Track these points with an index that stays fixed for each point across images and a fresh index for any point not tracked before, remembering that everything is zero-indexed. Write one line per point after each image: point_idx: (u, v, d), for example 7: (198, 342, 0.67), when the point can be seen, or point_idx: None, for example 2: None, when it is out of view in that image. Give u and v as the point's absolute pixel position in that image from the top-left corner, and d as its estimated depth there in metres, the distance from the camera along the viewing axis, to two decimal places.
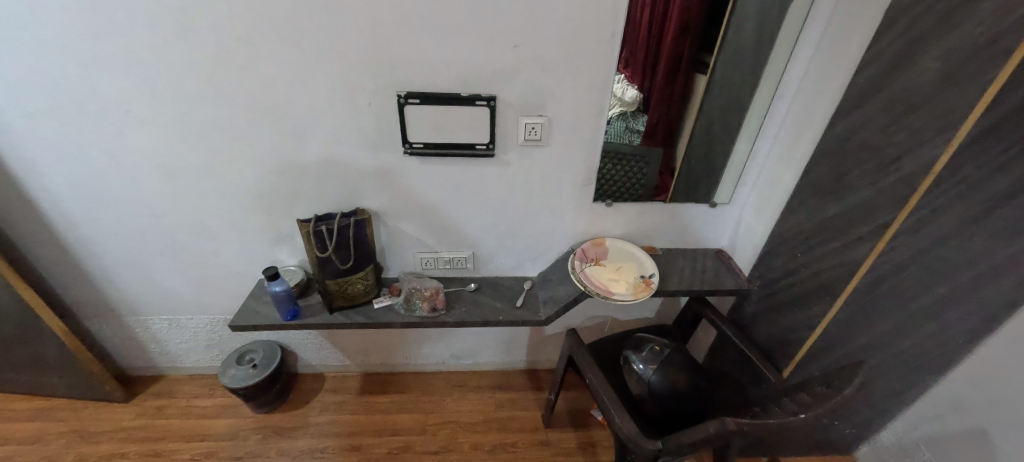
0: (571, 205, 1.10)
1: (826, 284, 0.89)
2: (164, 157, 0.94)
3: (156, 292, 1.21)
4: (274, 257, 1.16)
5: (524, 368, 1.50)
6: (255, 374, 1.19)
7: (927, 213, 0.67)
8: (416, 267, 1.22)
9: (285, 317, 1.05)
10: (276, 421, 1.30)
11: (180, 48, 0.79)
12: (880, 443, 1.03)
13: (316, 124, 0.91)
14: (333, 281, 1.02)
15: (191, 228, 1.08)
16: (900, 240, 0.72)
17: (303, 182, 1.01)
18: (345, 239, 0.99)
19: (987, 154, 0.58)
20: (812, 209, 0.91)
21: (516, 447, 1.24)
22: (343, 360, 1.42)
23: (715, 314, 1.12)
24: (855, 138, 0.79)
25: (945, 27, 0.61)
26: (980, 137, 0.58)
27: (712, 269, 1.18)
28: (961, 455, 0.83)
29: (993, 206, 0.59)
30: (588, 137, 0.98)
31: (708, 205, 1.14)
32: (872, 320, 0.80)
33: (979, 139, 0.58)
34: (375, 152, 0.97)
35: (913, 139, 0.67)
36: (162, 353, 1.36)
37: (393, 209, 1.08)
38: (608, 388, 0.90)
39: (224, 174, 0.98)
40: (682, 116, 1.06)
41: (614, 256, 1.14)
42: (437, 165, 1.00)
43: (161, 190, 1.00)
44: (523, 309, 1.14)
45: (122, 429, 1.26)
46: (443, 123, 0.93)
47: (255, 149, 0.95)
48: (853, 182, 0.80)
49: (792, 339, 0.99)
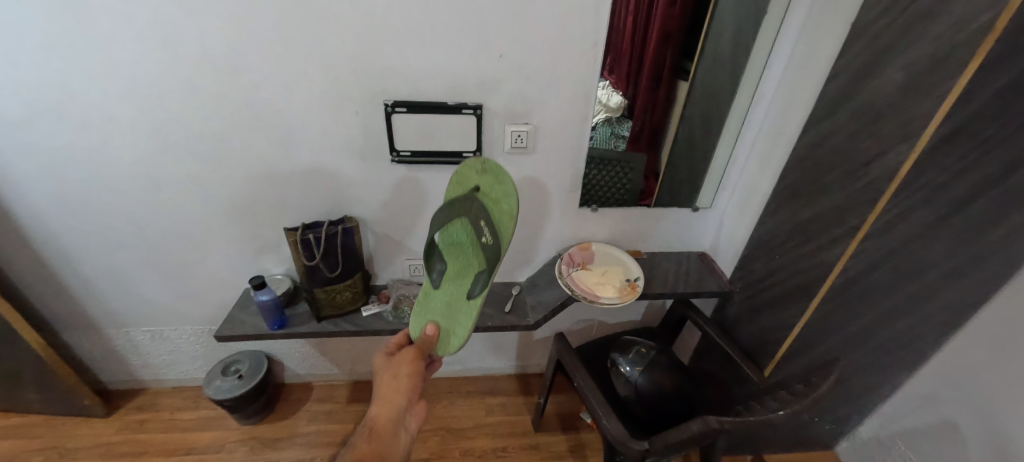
0: (557, 210, 1.12)
1: (803, 285, 0.92)
2: (147, 165, 0.93)
3: (139, 302, 1.18)
4: (261, 266, 1.15)
5: (513, 373, 1.50)
6: (240, 385, 1.17)
7: (894, 216, 0.71)
8: (404, 274, 1.22)
9: (272, 326, 1.04)
10: (263, 432, 1.28)
11: (166, 57, 0.79)
12: (859, 437, 1.06)
13: (303, 131, 0.92)
14: (321, 289, 1.02)
15: (176, 238, 1.07)
16: (870, 242, 0.76)
17: (289, 190, 1.01)
18: (333, 246, 0.98)
19: (948, 160, 0.61)
20: (790, 212, 0.94)
21: (506, 452, 1.24)
22: (331, 369, 1.40)
23: (699, 316, 1.14)
24: (827, 144, 0.83)
25: (908, 39, 0.65)
26: (940, 144, 0.62)
27: (696, 271, 1.21)
28: (934, 447, 0.87)
29: (955, 209, 0.62)
30: (573, 145, 1.00)
31: (691, 209, 1.18)
32: (846, 319, 0.83)
33: (940, 146, 0.61)
34: (363, 160, 0.97)
35: (880, 146, 0.71)
36: (145, 365, 1.33)
37: (381, 216, 1.08)
38: (596, 390, 0.91)
39: (209, 183, 0.98)
40: (666, 121, 1.08)
41: (600, 261, 1.16)
42: (424, 172, 1.01)
43: (145, 199, 0.99)
44: (511, 314, 1.15)
45: (102, 445, 1.23)
46: (430, 131, 0.94)
47: (241, 156, 0.94)
48: (826, 186, 0.84)
49: (772, 339, 1.02)
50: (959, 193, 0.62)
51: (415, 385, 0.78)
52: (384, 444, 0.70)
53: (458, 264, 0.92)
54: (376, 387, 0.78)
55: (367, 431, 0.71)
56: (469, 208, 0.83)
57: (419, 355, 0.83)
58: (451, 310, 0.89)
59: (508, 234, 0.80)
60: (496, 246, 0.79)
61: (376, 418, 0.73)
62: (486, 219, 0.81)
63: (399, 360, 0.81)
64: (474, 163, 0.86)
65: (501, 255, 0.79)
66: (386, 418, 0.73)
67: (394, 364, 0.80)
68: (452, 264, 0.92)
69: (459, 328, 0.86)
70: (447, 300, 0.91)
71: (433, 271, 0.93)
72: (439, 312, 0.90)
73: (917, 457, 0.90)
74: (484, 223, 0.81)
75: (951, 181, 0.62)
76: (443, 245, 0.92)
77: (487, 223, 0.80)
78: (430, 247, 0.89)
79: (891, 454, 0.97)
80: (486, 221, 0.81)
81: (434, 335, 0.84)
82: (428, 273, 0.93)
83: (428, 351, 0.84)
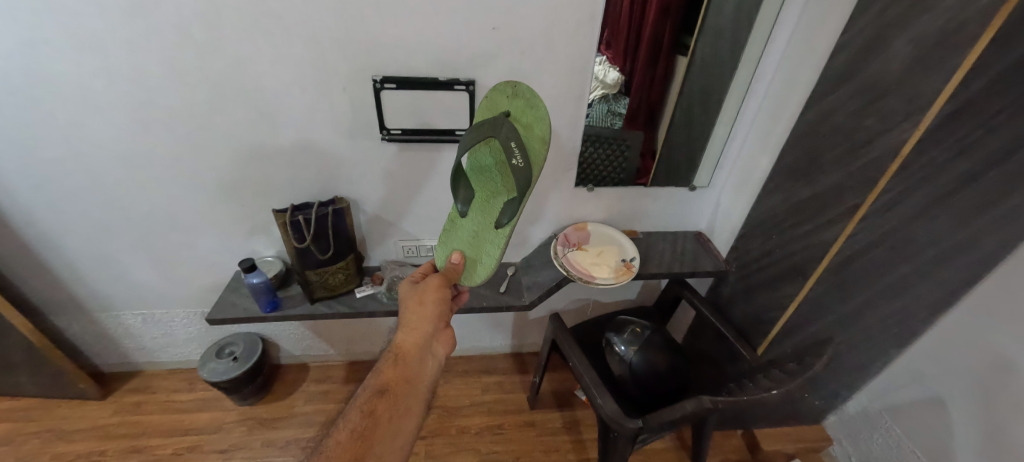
0: (552, 190, 1.10)
1: (800, 266, 0.92)
2: (127, 145, 0.89)
3: (128, 285, 1.16)
4: (251, 248, 1.13)
5: (509, 352, 1.52)
6: (235, 367, 1.17)
7: (894, 196, 0.69)
8: (398, 256, 1.20)
9: (265, 309, 1.03)
10: (260, 412, 1.29)
11: (137, 31, 0.74)
12: (845, 413, 1.08)
13: (289, 107, 0.88)
14: (313, 271, 1.00)
15: (162, 220, 1.04)
16: (868, 222, 0.75)
17: (276, 169, 0.98)
18: (324, 228, 0.96)
19: (951, 139, 0.60)
20: (788, 192, 0.93)
21: (502, 429, 1.27)
22: (326, 349, 1.41)
23: (694, 296, 1.14)
24: (829, 122, 0.81)
25: (917, 10, 0.62)
26: (944, 122, 0.60)
27: (692, 251, 1.20)
28: (918, 422, 0.89)
29: (954, 189, 0.62)
30: (569, 122, 0.97)
31: (688, 188, 1.16)
32: (840, 297, 0.84)
33: (945, 124, 0.60)
34: (352, 139, 0.94)
35: (883, 124, 0.69)
36: (139, 347, 1.32)
37: (372, 197, 1.06)
38: (590, 369, 0.92)
39: (193, 164, 0.94)
40: (664, 100, 1.04)
41: (596, 241, 1.14)
42: (416, 151, 0.98)
43: (127, 180, 0.95)
44: (506, 294, 1.15)
45: (99, 427, 1.23)
46: (422, 108, 0.90)
47: (225, 135, 0.90)
48: (825, 165, 0.82)
49: (766, 319, 1.03)
50: (960, 173, 0.60)
51: (439, 312, 0.78)
52: (409, 369, 0.70)
53: (487, 192, 0.89)
54: (400, 315, 0.77)
55: (392, 356, 0.72)
56: (497, 129, 0.73)
57: (443, 283, 0.82)
58: (479, 239, 0.89)
59: (539, 163, 0.71)
60: (527, 172, 0.70)
61: (402, 344, 0.74)
62: (516, 139, 0.70)
63: (423, 290, 0.80)
64: (504, 84, 0.78)
65: (532, 183, 0.70)
66: (411, 344, 0.73)
67: (418, 292, 0.79)
68: (480, 189, 0.90)
69: (485, 256, 0.86)
70: (475, 228, 0.91)
71: (460, 198, 0.88)
72: (468, 240, 0.91)
73: (902, 431, 0.93)
74: (514, 144, 0.70)
75: (952, 160, 0.61)
76: (472, 170, 0.89)
77: (518, 143, 0.70)
78: (458, 174, 0.84)
79: (876, 428, 0.99)
80: (515, 141, 0.70)
81: (459, 264, 0.87)
82: (456, 201, 0.88)
83: (453, 280, 0.85)
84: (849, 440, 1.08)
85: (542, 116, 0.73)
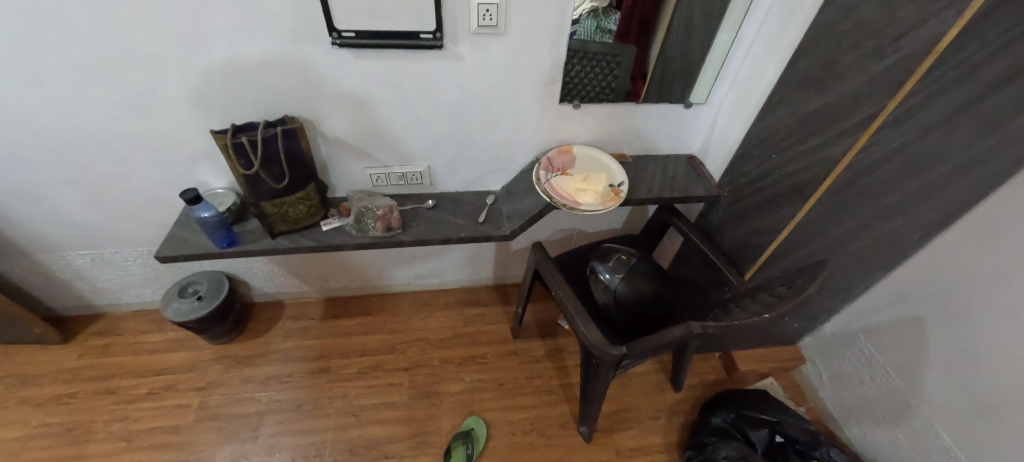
0: (535, 108, 0.99)
1: (798, 186, 0.86)
2: (16, 55, 0.72)
3: (65, 224, 1.05)
4: (196, 178, 1.01)
5: (491, 284, 1.50)
6: (201, 306, 1.11)
7: (918, 102, 0.61)
8: (366, 185, 1.10)
9: (220, 245, 0.94)
10: (236, 350, 1.26)
11: None
12: (823, 333, 1.12)
13: (207, 1, 0.69)
14: (269, 203, 0.90)
15: (81, 148, 0.89)
16: (884, 134, 0.67)
17: (211, 86, 0.83)
18: (275, 152, 0.83)
19: (994, 31, 0.50)
20: (794, 104, 0.84)
21: (486, 359, 1.28)
22: (301, 286, 1.36)
23: (682, 222, 1.10)
24: (852, 18, 0.69)
25: None
26: (995, 9, 0.49)
27: (684, 176, 1.13)
28: (893, 339, 0.91)
29: (983, 95, 0.54)
30: (553, 25, 0.83)
31: (683, 105, 1.04)
32: (840, 219, 0.79)
33: (993, 11, 0.49)
34: (298, 46, 0.78)
35: (919, 14, 0.58)
36: (96, 290, 1.25)
37: (331, 117, 0.93)
38: (575, 299, 0.88)
39: (102, 79, 0.78)
40: (659, 9, 0.85)
41: (582, 165, 1.05)
42: (375, 60, 0.84)
43: (24, 99, 0.79)
44: (486, 225, 1.07)
45: (65, 371, 1.19)
46: (375, 4, 0.74)
47: (135, 40, 0.73)
48: (842, 70, 0.72)
49: (757, 243, 1.00)
50: (998, 71, 0.51)
51: None
52: None
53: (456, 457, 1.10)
54: None
55: None
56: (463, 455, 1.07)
57: None
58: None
59: (481, 433, 1.10)
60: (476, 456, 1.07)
61: None
62: (473, 434, 1.09)
63: None
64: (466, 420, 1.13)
65: (478, 447, 1.07)
66: None
67: None
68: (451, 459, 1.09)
69: None
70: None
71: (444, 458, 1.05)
72: None
73: (873, 349, 0.96)
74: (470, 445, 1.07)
75: (992, 59, 0.52)
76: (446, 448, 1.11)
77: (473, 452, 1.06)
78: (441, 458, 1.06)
79: (851, 347, 1.03)
80: (472, 438, 1.08)
81: None
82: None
83: None
84: (821, 359, 1.14)
85: (480, 422, 1.12)
